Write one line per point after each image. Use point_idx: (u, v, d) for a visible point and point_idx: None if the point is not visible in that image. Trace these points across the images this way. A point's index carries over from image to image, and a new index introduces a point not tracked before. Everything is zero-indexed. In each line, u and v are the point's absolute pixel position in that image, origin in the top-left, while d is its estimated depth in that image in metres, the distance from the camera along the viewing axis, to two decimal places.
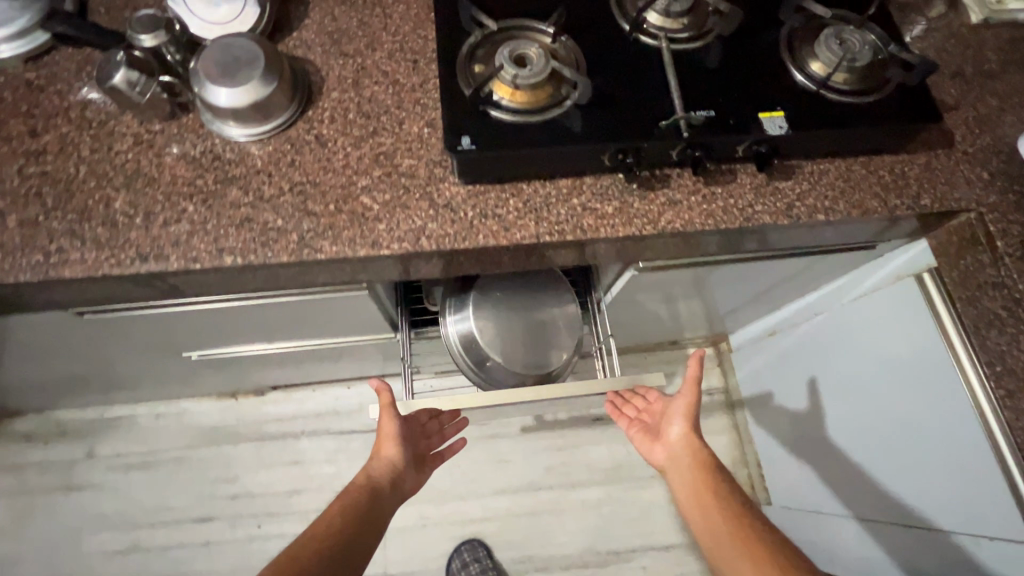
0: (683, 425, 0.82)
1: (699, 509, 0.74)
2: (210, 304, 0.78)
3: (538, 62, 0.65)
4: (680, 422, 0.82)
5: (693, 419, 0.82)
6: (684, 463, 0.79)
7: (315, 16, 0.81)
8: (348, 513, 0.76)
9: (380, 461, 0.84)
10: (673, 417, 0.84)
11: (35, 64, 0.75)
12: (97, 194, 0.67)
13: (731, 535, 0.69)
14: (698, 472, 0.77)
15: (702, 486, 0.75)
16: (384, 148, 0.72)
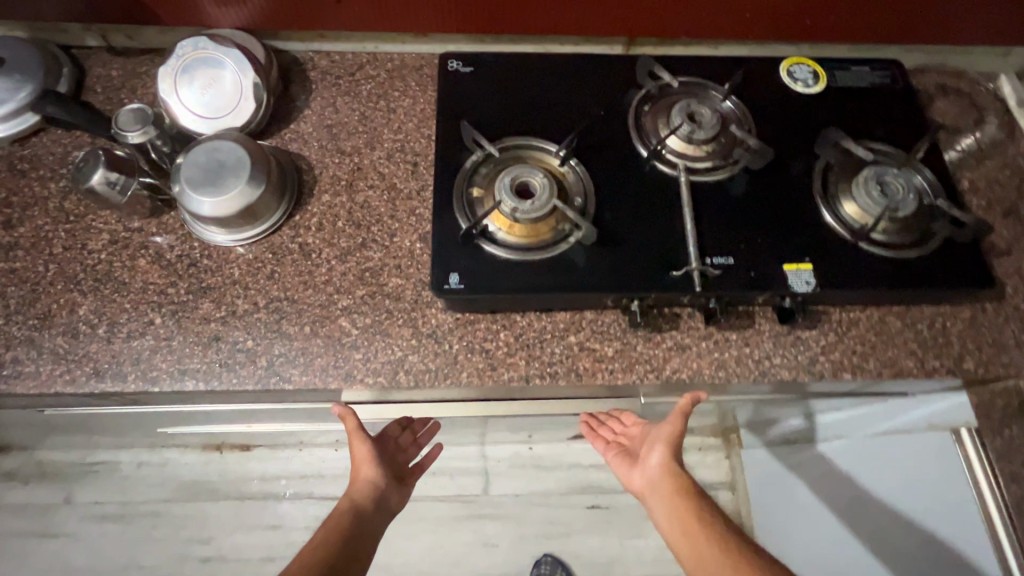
0: (663, 450, 0.66)
1: (688, 549, 0.56)
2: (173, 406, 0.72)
3: (540, 195, 0.59)
4: (660, 447, 0.66)
5: (675, 441, 0.65)
6: (665, 493, 0.62)
7: (315, 106, 0.77)
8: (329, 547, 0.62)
9: (357, 485, 0.70)
10: (652, 440, 0.67)
11: (22, 145, 0.72)
12: (63, 298, 0.64)
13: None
14: (683, 503, 0.60)
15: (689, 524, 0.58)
16: (371, 263, 0.67)
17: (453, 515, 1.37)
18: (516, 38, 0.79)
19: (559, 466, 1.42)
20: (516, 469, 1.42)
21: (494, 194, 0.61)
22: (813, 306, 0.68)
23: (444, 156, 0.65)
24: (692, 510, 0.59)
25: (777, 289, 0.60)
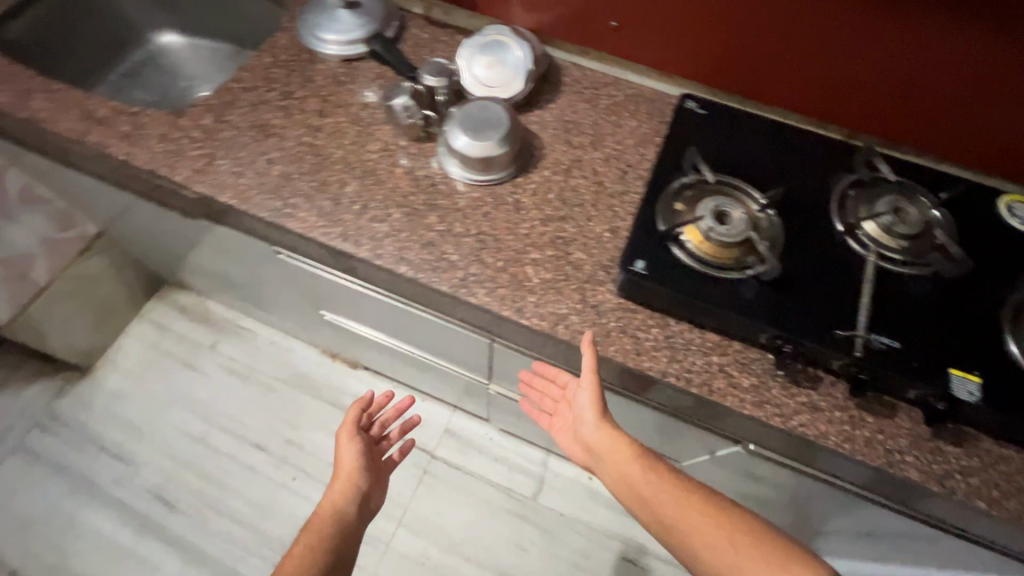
0: (591, 407, 0.71)
1: (639, 506, 0.65)
2: (376, 292, 0.89)
3: (736, 225, 0.68)
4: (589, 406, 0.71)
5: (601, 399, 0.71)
6: (607, 450, 0.69)
7: (560, 103, 0.92)
8: (320, 542, 0.73)
9: (343, 483, 0.83)
10: (580, 406, 0.73)
11: (346, 64, 0.95)
12: (338, 175, 0.82)
13: (694, 527, 0.61)
14: (625, 456, 0.67)
15: (634, 484, 0.66)
16: (565, 234, 0.79)
17: (498, 504, 1.42)
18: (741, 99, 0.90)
19: (610, 506, 1.43)
20: (569, 491, 1.45)
21: (695, 212, 0.71)
22: (963, 426, 0.67)
23: (661, 170, 0.76)
24: (638, 466, 0.66)
25: (935, 387, 0.62)
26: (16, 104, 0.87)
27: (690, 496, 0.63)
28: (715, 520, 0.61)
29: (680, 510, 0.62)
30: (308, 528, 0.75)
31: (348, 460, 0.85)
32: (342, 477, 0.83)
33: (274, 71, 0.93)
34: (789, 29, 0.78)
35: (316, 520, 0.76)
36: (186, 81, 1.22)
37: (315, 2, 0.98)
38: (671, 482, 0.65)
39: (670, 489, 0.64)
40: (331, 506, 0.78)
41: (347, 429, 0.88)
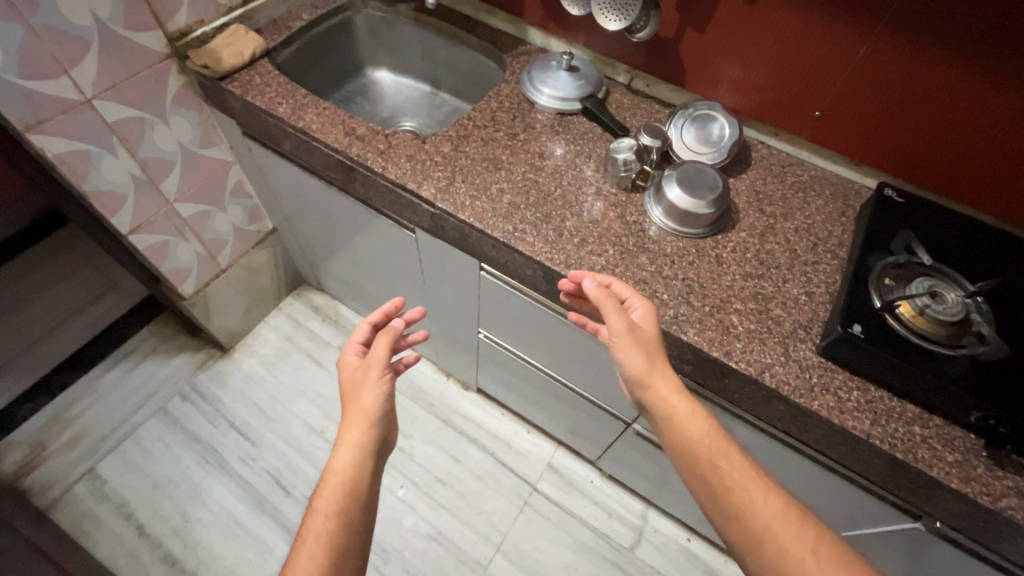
0: (645, 358, 0.76)
1: (702, 480, 0.72)
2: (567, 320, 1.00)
3: (951, 306, 0.74)
4: (640, 357, 0.76)
5: (647, 346, 0.77)
6: (673, 410, 0.75)
7: (750, 175, 1.02)
8: (334, 522, 0.68)
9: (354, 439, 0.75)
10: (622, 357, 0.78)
11: (560, 117, 1.09)
12: (559, 210, 0.94)
13: (767, 524, 0.65)
14: (692, 422, 0.74)
15: (699, 454, 0.72)
16: (764, 291, 0.86)
17: (595, 549, 1.42)
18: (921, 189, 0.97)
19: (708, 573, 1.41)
20: (668, 550, 1.43)
21: (906, 288, 0.77)
22: None
23: (867, 247, 0.83)
24: (711, 440, 0.73)
25: None
26: (292, 116, 1.04)
27: (772, 494, 0.68)
28: (792, 522, 0.65)
29: (756, 497, 0.68)
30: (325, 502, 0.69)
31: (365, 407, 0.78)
32: (354, 429, 0.76)
33: (499, 116, 1.08)
34: (999, 140, 0.84)
35: (332, 492, 0.71)
36: (392, 111, 1.42)
37: (540, 61, 1.14)
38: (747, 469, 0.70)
39: (749, 474, 0.70)
40: (345, 473, 0.73)
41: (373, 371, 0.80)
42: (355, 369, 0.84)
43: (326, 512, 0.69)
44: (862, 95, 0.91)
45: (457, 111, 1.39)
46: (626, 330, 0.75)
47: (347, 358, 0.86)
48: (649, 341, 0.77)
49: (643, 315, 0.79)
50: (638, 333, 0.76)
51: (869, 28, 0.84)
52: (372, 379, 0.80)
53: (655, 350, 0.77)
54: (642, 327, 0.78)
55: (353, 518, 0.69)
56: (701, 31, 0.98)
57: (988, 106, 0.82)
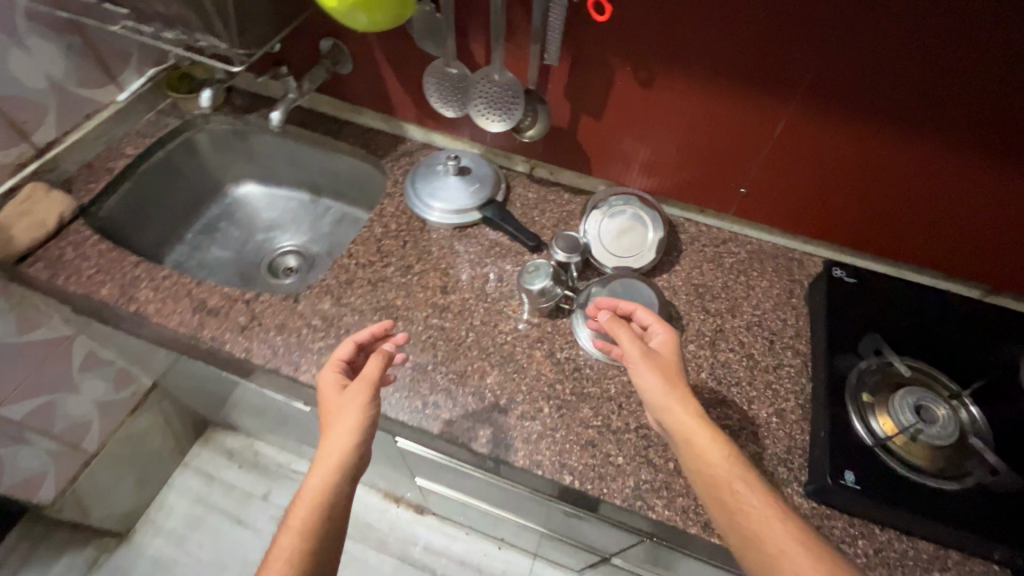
0: (664, 388, 0.60)
1: (719, 508, 0.54)
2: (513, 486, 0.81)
3: (945, 425, 0.63)
4: (657, 386, 0.60)
5: (669, 373, 0.61)
6: (689, 437, 0.57)
7: (685, 265, 0.89)
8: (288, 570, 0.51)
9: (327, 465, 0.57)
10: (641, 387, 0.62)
11: (460, 231, 0.93)
12: (476, 363, 0.77)
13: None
14: (711, 449, 0.56)
15: (719, 483, 0.54)
16: (730, 422, 0.73)
17: None
18: (860, 252, 0.88)
19: None
20: None
21: (891, 407, 0.65)
22: None
23: (832, 352, 0.72)
24: (732, 465, 0.55)
25: None
26: (120, 298, 0.82)
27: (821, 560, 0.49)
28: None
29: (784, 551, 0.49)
30: (291, 533, 0.53)
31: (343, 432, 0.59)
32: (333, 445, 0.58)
33: (386, 244, 0.90)
34: (935, 202, 0.77)
35: (299, 523, 0.54)
36: (266, 231, 1.18)
37: (423, 165, 0.97)
38: (774, 509, 0.52)
39: (773, 514, 0.51)
40: (316, 502, 0.55)
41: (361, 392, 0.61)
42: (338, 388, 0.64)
43: (292, 542, 0.53)
44: (785, 169, 0.80)
45: (344, 218, 1.18)
46: (638, 348, 0.63)
47: (327, 378, 0.66)
48: (674, 369, 0.62)
49: (665, 342, 0.65)
50: (659, 361, 0.63)
51: (782, 103, 0.73)
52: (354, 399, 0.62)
53: (680, 380, 0.62)
54: (665, 350, 0.64)
55: (322, 554, 0.54)
56: (597, 118, 0.84)
57: (921, 168, 0.73)
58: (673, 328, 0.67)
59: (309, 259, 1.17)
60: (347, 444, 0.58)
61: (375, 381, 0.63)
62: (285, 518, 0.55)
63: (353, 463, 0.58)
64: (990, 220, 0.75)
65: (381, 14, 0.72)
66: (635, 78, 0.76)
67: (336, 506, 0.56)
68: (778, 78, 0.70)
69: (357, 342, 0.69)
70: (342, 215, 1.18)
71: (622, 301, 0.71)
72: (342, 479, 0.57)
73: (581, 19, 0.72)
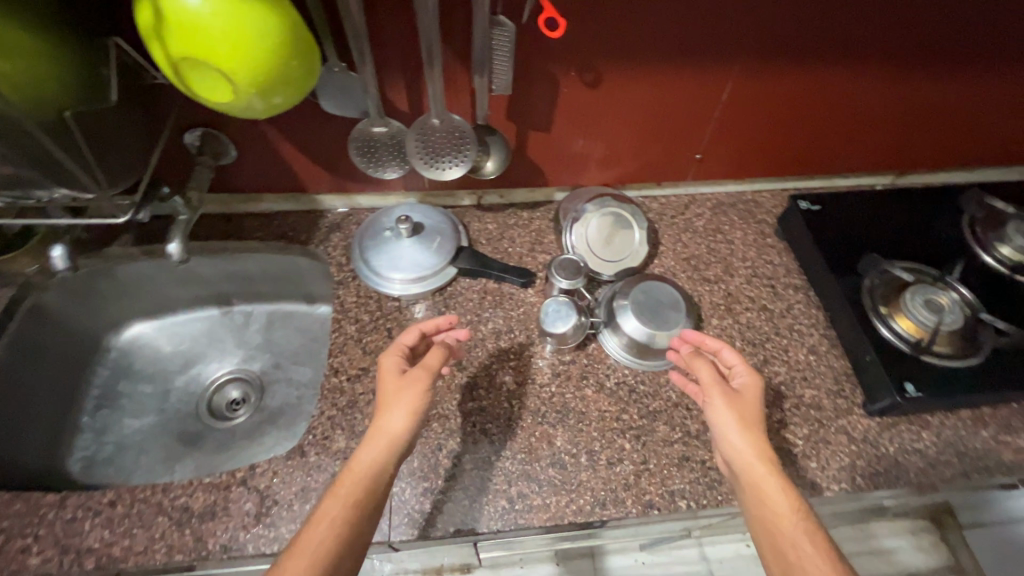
0: (743, 435, 0.58)
1: (774, 557, 0.51)
2: (609, 530, 0.77)
3: (953, 310, 0.72)
4: (736, 432, 0.58)
5: (747, 418, 0.59)
6: (756, 482, 0.55)
7: (668, 243, 0.89)
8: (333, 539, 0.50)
9: (384, 440, 0.57)
10: (717, 428, 0.60)
11: (441, 293, 0.83)
12: (537, 430, 0.70)
13: None
14: (777, 496, 0.54)
15: (781, 529, 0.52)
16: (781, 377, 0.76)
17: None
18: (801, 176, 0.95)
19: None
20: None
21: (907, 310, 0.72)
22: None
23: (837, 279, 0.77)
24: (797, 520, 0.52)
25: None
26: (64, 558, 0.60)
27: None
28: None
29: None
30: (339, 503, 0.52)
31: (401, 419, 0.58)
32: (390, 420, 0.58)
33: (371, 341, 0.77)
34: (857, 117, 0.84)
35: (344, 493, 0.53)
36: (184, 371, 0.95)
37: (367, 233, 0.84)
38: (832, 567, 0.49)
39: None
40: (367, 480, 0.55)
41: (423, 371, 0.62)
42: (397, 373, 0.63)
43: (338, 510, 0.52)
44: (733, 127, 0.82)
45: (275, 319, 0.98)
46: (709, 381, 0.62)
47: (388, 362, 0.64)
48: (753, 415, 0.59)
49: (748, 386, 0.62)
50: (740, 403, 0.60)
51: (726, 70, 0.73)
52: (412, 382, 0.61)
53: (758, 427, 0.59)
54: (748, 392, 0.61)
55: (361, 536, 0.52)
56: (546, 130, 0.78)
57: (845, 92, 0.79)
58: (759, 374, 0.63)
59: (255, 382, 0.96)
60: (401, 431, 0.58)
61: (433, 373, 0.63)
62: (331, 490, 0.54)
63: (402, 448, 0.58)
64: (902, 117, 0.84)
65: (278, 95, 0.57)
66: (582, 81, 0.71)
67: (382, 487, 0.55)
68: (719, 48, 0.69)
69: (421, 331, 0.68)
70: (272, 318, 0.98)
71: (709, 337, 0.68)
72: (391, 461, 0.57)
73: (521, 38, 0.65)
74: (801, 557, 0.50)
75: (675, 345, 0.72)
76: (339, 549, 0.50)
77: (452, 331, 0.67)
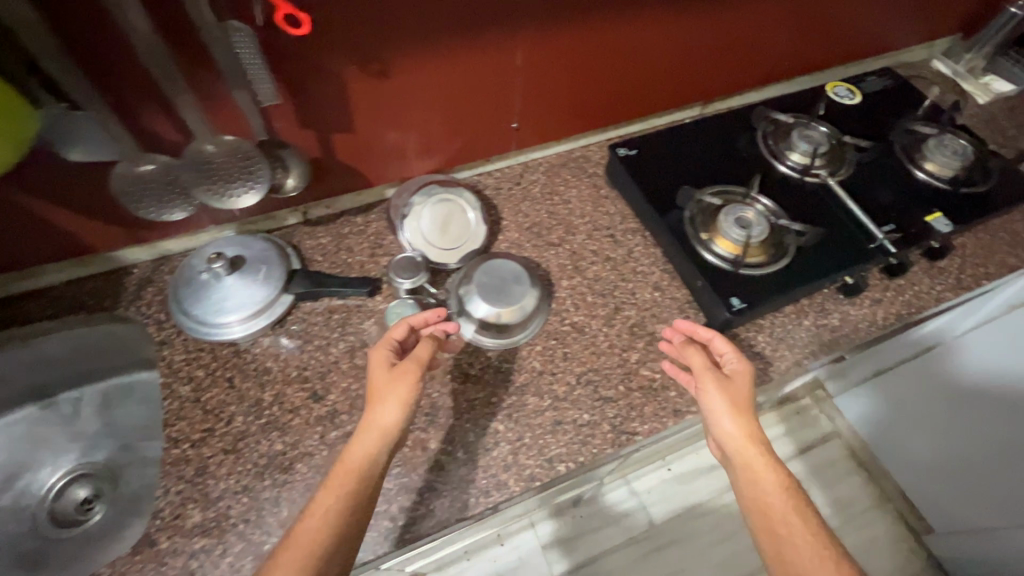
0: (734, 420, 0.61)
1: (766, 533, 0.56)
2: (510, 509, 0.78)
3: (758, 222, 0.78)
4: (728, 418, 0.61)
5: (739, 403, 0.62)
6: (748, 463, 0.59)
7: (509, 216, 0.89)
8: (329, 532, 0.50)
9: (376, 427, 0.57)
10: (710, 407, 0.63)
11: (284, 325, 0.77)
12: (410, 439, 0.68)
13: None
14: (767, 475, 0.58)
15: (772, 509, 0.56)
16: (633, 319, 0.80)
17: None
18: (621, 123, 0.98)
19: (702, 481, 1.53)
20: None
21: (723, 231, 0.78)
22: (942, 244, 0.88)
23: (662, 215, 0.81)
24: (787, 496, 0.57)
25: (932, 236, 0.81)
26: None
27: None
28: None
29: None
30: (333, 494, 0.52)
31: (393, 411, 0.58)
32: (387, 414, 0.57)
33: (211, 398, 0.70)
34: (653, 57, 0.88)
35: (341, 484, 0.53)
36: (7, 487, 0.78)
37: (182, 281, 0.75)
38: (818, 541, 0.54)
39: (821, 555, 0.53)
40: (360, 473, 0.54)
41: (417, 363, 0.61)
42: (387, 367, 0.61)
43: (334, 500, 0.52)
44: (543, 89, 0.82)
45: (110, 395, 0.82)
46: (703, 365, 0.65)
47: (376, 357, 0.62)
48: (745, 401, 0.63)
49: (739, 366, 0.66)
50: (732, 389, 0.63)
51: (516, 33, 0.72)
52: (405, 376, 0.60)
53: (748, 409, 0.63)
54: (739, 377, 0.65)
55: (353, 531, 0.52)
56: (349, 129, 0.73)
57: (635, 34, 0.82)
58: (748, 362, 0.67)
59: (104, 472, 0.82)
60: (393, 423, 0.57)
61: (423, 365, 0.62)
62: (325, 480, 0.54)
63: (395, 440, 0.57)
64: (689, 51, 0.90)
65: None
66: (368, 71, 0.67)
67: (373, 478, 0.55)
68: (500, 12, 0.68)
69: (410, 325, 0.66)
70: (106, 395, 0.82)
71: (701, 328, 0.71)
72: (384, 452, 0.56)
73: (265, 38, 0.58)
74: (791, 532, 0.55)
75: (667, 336, 0.74)
76: (329, 542, 0.49)
77: (442, 327, 0.67)
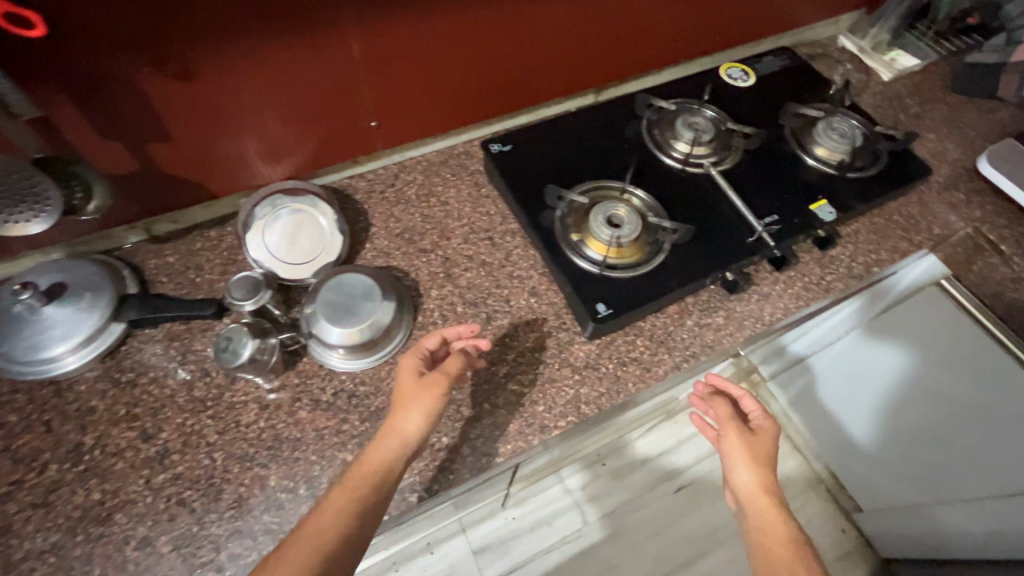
0: (748, 467, 0.62)
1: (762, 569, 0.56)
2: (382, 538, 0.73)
3: (630, 219, 0.74)
4: (742, 465, 0.62)
5: (757, 454, 0.63)
6: (759, 512, 0.60)
7: (378, 222, 0.83)
8: (337, 528, 0.50)
9: (395, 433, 0.57)
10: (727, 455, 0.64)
11: (115, 357, 0.69)
12: (246, 477, 0.62)
13: None
14: (778, 524, 0.59)
15: (777, 554, 0.56)
16: (505, 329, 0.75)
17: None
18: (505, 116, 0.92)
19: None
20: None
21: (593, 232, 0.73)
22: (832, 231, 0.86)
23: (533, 216, 0.77)
24: (792, 545, 0.57)
25: (812, 227, 0.78)
26: None
27: None
28: None
29: None
30: (346, 491, 0.53)
31: (416, 418, 0.58)
32: (408, 420, 0.58)
33: (23, 445, 0.63)
34: (523, 44, 0.81)
35: (355, 481, 0.54)
36: None
37: None
38: None
39: None
40: (378, 474, 0.55)
41: (444, 374, 0.60)
42: (415, 376, 0.61)
43: (349, 500, 0.52)
44: (396, 82, 0.76)
45: None
46: (728, 415, 0.67)
47: (406, 365, 0.63)
48: (764, 452, 0.64)
49: (762, 421, 0.67)
50: (755, 442, 0.64)
51: (341, 22, 0.64)
52: (428, 386, 0.59)
53: (767, 461, 0.63)
54: (763, 433, 0.66)
55: (359, 533, 0.51)
56: (168, 138, 0.67)
57: (494, 20, 0.75)
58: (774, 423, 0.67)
59: None
60: (413, 432, 0.57)
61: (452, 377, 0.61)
62: (343, 479, 0.54)
63: (412, 450, 0.57)
64: (564, 36, 0.84)
65: None
66: (164, 74, 0.60)
67: (390, 485, 0.54)
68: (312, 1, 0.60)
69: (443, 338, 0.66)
70: None
71: (731, 384, 0.71)
72: (401, 461, 0.56)
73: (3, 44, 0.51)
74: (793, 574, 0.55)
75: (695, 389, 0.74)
76: (333, 538, 0.49)
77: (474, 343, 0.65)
